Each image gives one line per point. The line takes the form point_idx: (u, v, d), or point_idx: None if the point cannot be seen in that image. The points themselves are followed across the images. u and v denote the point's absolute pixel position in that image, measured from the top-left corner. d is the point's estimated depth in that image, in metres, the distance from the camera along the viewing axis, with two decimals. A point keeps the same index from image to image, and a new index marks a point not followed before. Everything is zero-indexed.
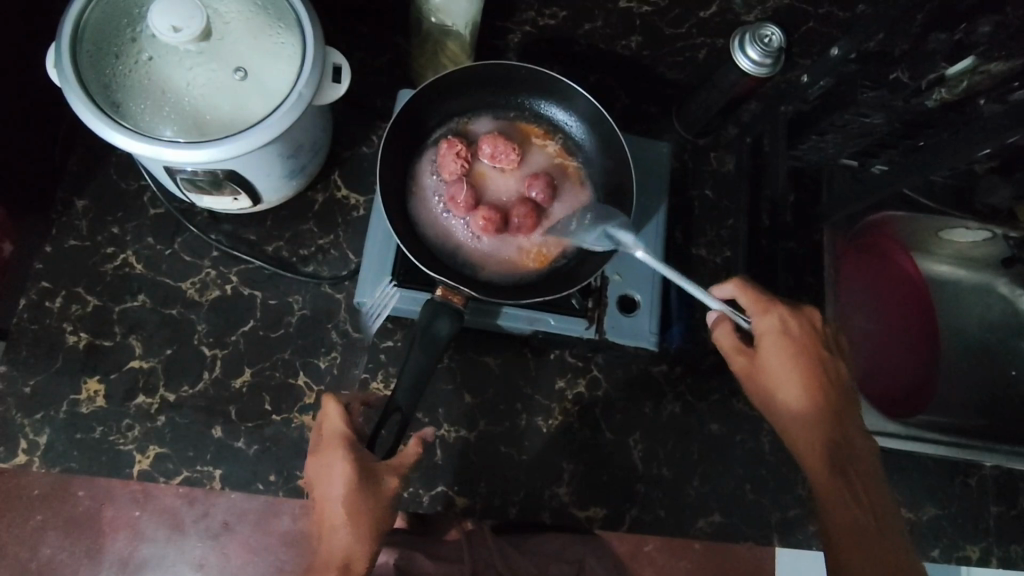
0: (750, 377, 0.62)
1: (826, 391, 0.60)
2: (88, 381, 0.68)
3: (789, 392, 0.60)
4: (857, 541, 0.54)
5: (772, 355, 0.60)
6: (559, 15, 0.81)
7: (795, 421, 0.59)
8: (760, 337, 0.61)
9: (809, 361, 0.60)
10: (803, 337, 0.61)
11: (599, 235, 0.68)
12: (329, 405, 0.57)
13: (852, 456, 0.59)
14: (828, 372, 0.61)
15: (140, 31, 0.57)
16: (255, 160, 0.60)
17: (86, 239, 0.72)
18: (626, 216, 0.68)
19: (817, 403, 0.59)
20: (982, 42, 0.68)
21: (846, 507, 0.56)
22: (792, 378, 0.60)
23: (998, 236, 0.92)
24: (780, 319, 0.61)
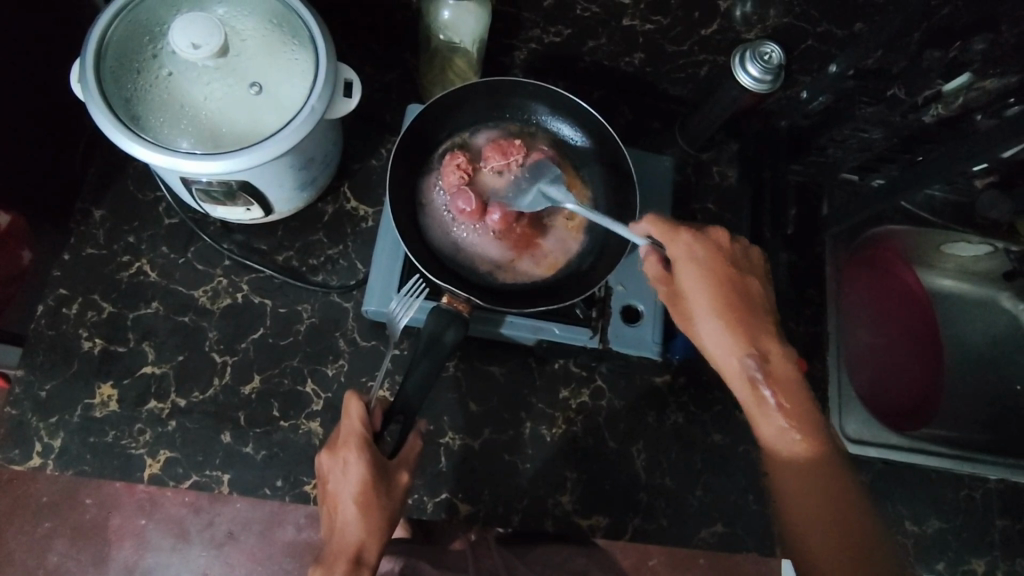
0: (675, 310, 0.60)
1: (750, 315, 0.58)
2: (102, 386, 0.70)
3: (710, 319, 0.57)
4: (798, 474, 0.54)
5: (691, 285, 0.58)
6: (564, 33, 0.81)
7: (724, 354, 0.57)
8: (678, 266, 0.59)
9: (727, 285, 0.58)
10: (718, 261, 0.59)
11: (535, 196, 0.70)
12: (351, 404, 0.58)
13: (791, 388, 0.56)
14: (747, 293, 0.59)
15: (161, 48, 0.60)
16: (268, 171, 0.62)
17: (104, 248, 0.74)
18: (557, 172, 0.71)
19: (740, 329, 0.57)
20: (976, 60, 0.68)
21: (782, 438, 0.55)
22: (712, 303, 0.57)
23: (999, 250, 0.92)
24: (690, 246, 0.59)
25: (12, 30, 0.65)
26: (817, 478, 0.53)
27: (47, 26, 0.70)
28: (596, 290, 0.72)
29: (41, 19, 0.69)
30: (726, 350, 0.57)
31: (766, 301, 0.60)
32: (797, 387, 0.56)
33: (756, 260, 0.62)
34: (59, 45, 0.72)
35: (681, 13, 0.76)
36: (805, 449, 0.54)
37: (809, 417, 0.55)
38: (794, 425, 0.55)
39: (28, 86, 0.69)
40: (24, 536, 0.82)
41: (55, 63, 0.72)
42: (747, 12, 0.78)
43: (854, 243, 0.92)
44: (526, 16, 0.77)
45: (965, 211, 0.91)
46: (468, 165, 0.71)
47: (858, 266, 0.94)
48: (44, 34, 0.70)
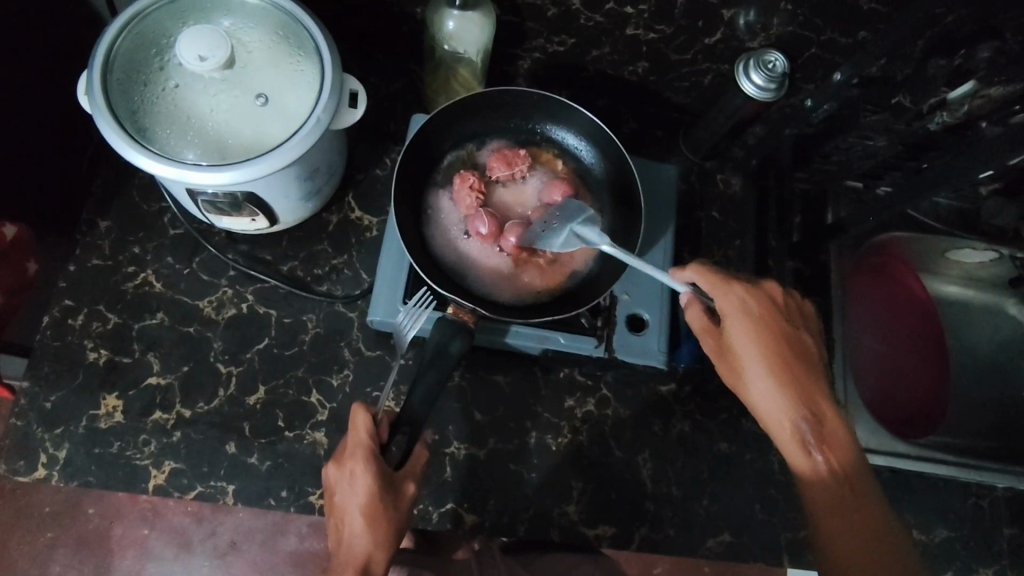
0: (721, 363, 0.59)
1: (801, 370, 0.57)
2: (107, 397, 0.70)
3: (760, 375, 0.56)
4: (846, 529, 0.54)
5: (740, 339, 0.57)
6: (568, 42, 0.78)
7: (775, 412, 0.56)
8: (728, 320, 0.58)
9: (779, 339, 0.57)
10: (770, 314, 0.58)
11: (567, 236, 0.69)
12: (359, 415, 0.59)
13: (842, 447, 0.55)
14: (797, 347, 0.58)
15: (168, 60, 0.60)
16: (273, 182, 0.62)
17: (108, 259, 0.74)
18: (592, 214, 0.69)
19: (792, 387, 0.56)
20: (982, 67, 0.69)
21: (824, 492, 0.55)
22: (763, 360, 0.56)
23: (1005, 257, 0.93)
24: (741, 299, 0.58)
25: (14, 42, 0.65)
26: (834, 506, 0.54)
27: (48, 37, 0.70)
28: (602, 299, 0.71)
29: (43, 31, 0.69)
30: (777, 409, 0.56)
31: (814, 353, 0.59)
32: (848, 444, 0.55)
33: (802, 308, 0.62)
34: (59, 56, 0.72)
35: (685, 21, 0.73)
36: (842, 482, 0.54)
37: (856, 469, 0.55)
38: (844, 482, 0.54)
39: (29, 98, 0.69)
40: (27, 546, 0.81)
41: (56, 73, 0.72)
42: (751, 21, 0.73)
43: (859, 250, 0.92)
44: (529, 26, 0.76)
45: (970, 219, 0.92)
46: (480, 185, 0.71)
47: (863, 273, 0.94)
48: (45, 47, 0.70)
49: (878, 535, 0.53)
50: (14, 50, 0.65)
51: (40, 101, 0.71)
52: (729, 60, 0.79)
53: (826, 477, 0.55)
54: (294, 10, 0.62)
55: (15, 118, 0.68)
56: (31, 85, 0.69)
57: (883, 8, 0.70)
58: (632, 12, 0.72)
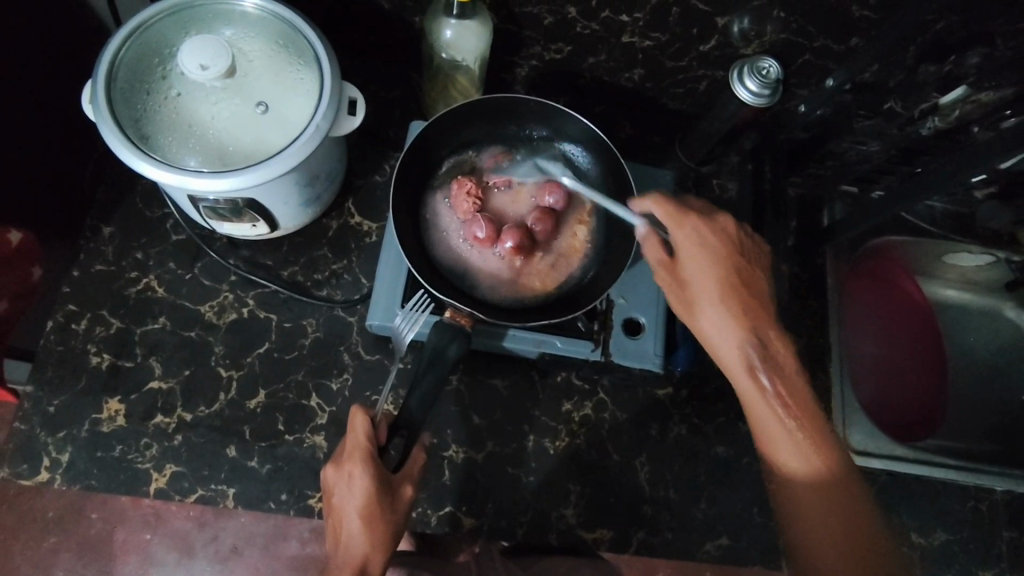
0: (675, 295, 0.61)
1: (750, 301, 0.59)
2: (110, 401, 0.71)
3: (711, 303, 0.59)
4: (791, 455, 0.54)
5: (693, 269, 0.60)
6: (564, 50, 0.79)
7: (723, 337, 0.58)
8: (682, 251, 0.61)
9: (729, 269, 0.60)
10: (723, 249, 0.61)
11: (529, 167, 0.76)
12: (357, 417, 0.59)
13: (789, 373, 0.57)
14: (749, 280, 0.61)
15: (170, 70, 0.61)
16: (274, 188, 0.63)
17: (112, 264, 0.75)
18: (557, 147, 0.77)
19: (741, 314, 0.58)
20: (971, 73, 0.70)
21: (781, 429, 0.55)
22: (713, 289, 0.59)
23: (1000, 259, 0.94)
24: (695, 230, 0.61)
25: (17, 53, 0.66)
26: (833, 506, 0.52)
27: (52, 48, 0.71)
28: (597, 303, 0.72)
29: (46, 40, 0.70)
30: (725, 333, 0.58)
31: (767, 289, 0.62)
32: (795, 375, 0.57)
33: (761, 250, 0.64)
34: (63, 65, 0.73)
35: (679, 29, 0.74)
36: (839, 486, 0.53)
37: (803, 395, 0.56)
38: (792, 407, 0.55)
39: (33, 107, 0.70)
40: (31, 551, 0.83)
41: (60, 82, 0.74)
42: (744, 28, 0.73)
43: (856, 254, 0.92)
44: (526, 34, 0.77)
45: (967, 222, 0.92)
46: (477, 191, 0.72)
47: (860, 276, 0.94)
48: (48, 56, 0.71)
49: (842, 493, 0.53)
50: (18, 60, 0.67)
51: (44, 109, 0.72)
52: (725, 67, 0.80)
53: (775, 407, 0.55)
54: (294, 20, 0.63)
55: (19, 127, 0.69)
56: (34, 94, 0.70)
57: (873, 15, 0.69)
58: (627, 21, 0.73)
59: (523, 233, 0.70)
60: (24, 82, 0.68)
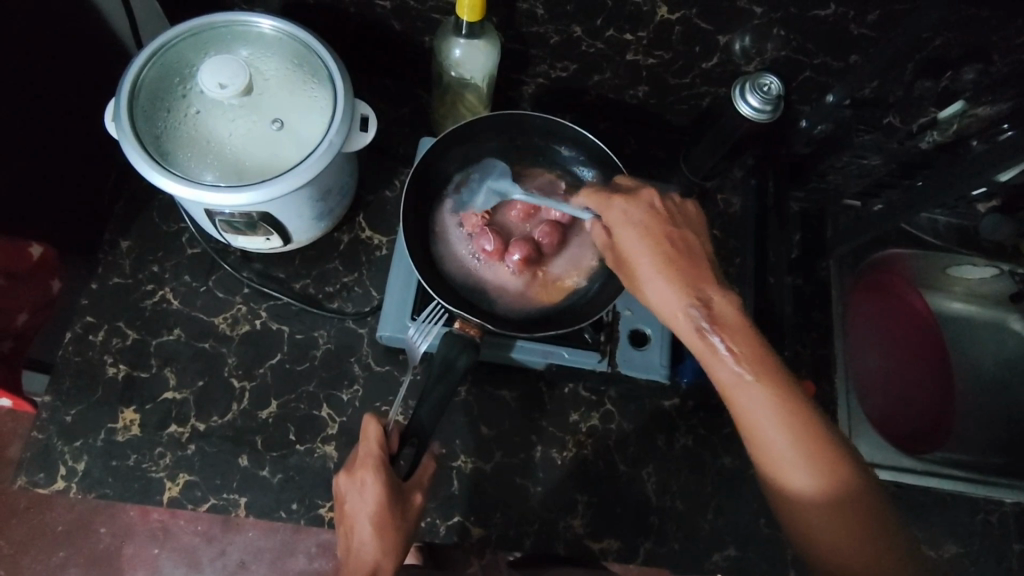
0: (623, 276, 0.62)
1: (690, 267, 0.59)
2: (125, 411, 0.72)
3: (651, 275, 0.59)
4: (757, 411, 0.53)
5: (631, 245, 0.61)
6: (570, 68, 0.82)
7: (667, 305, 0.58)
8: (618, 231, 0.62)
9: (662, 239, 0.61)
10: (654, 220, 0.62)
11: (486, 195, 0.76)
12: (370, 425, 0.61)
13: (741, 331, 0.56)
14: (685, 247, 0.61)
15: (190, 88, 0.63)
16: (287, 202, 0.65)
17: (129, 277, 0.77)
18: (502, 165, 0.77)
19: (680, 280, 0.58)
20: (967, 89, 0.73)
21: (745, 390, 0.54)
22: (650, 259, 0.60)
23: (1004, 272, 0.94)
24: (625, 211, 0.63)
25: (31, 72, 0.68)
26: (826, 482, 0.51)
27: (68, 68, 0.73)
28: (604, 314, 0.73)
29: (62, 61, 0.72)
30: (672, 302, 0.58)
31: (706, 252, 0.61)
32: (749, 332, 0.56)
33: (697, 217, 0.64)
34: (80, 85, 0.76)
35: (683, 47, 0.75)
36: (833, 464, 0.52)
37: (758, 353, 0.55)
38: (748, 366, 0.54)
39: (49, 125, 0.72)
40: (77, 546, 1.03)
41: (72, 103, 0.76)
42: (745, 46, 0.74)
43: (860, 266, 0.93)
44: (532, 52, 0.79)
45: (970, 235, 0.94)
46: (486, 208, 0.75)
47: (865, 289, 0.95)
48: (64, 76, 0.73)
49: (813, 444, 0.52)
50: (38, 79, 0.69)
51: (57, 127, 0.74)
52: (727, 83, 0.81)
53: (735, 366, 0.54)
54: (310, 40, 0.66)
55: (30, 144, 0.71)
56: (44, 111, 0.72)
57: (871, 33, 0.70)
58: (631, 39, 0.75)
59: (531, 245, 0.72)
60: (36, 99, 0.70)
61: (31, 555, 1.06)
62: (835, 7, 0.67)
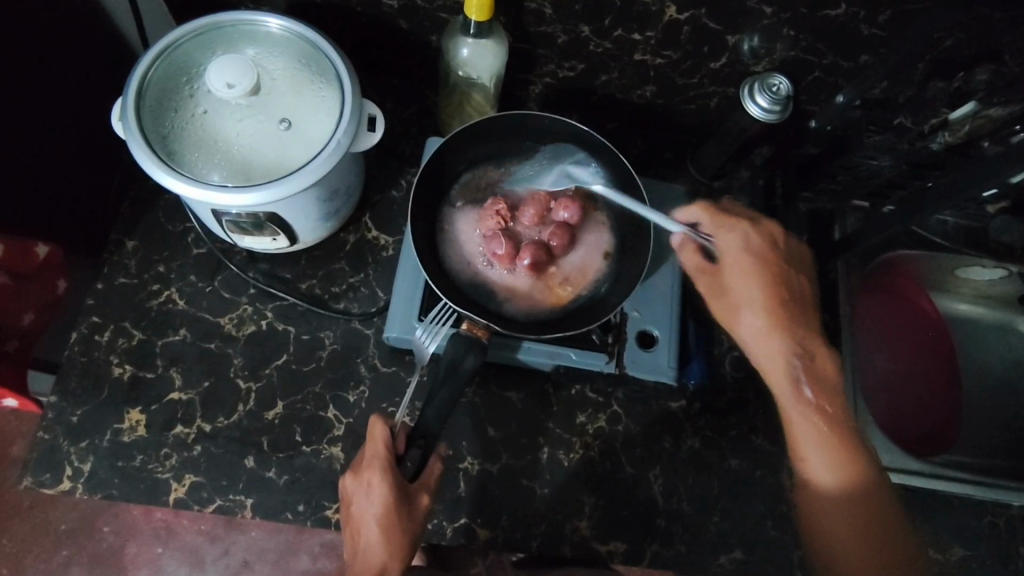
0: (718, 299, 0.67)
1: (790, 306, 0.66)
2: (131, 412, 0.72)
3: (751, 304, 0.65)
4: (809, 433, 0.62)
5: (737, 273, 0.66)
6: (577, 68, 0.81)
7: (759, 337, 0.65)
8: (725, 256, 0.67)
9: (770, 270, 0.66)
10: (767, 255, 0.67)
11: (556, 175, 0.76)
12: (376, 426, 0.60)
13: (822, 374, 0.64)
14: (789, 285, 0.67)
15: (197, 88, 0.63)
16: (294, 202, 0.65)
17: (134, 277, 0.77)
18: (580, 155, 0.77)
19: (778, 316, 0.65)
20: (980, 89, 0.73)
21: (808, 414, 0.62)
22: (755, 290, 0.66)
23: (1012, 274, 0.93)
24: (742, 239, 0.67)
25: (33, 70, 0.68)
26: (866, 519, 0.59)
27: (71, 67, 0.73)
28: (612, 316, 0.73)
29: (66, 60, 0.72)
30: (767, 335, 0.65)
31: (802, 289, 0.68)
32: (825, 368, 0.64)
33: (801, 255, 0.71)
34: (83, 84, 0.76)
35: (692, 47, 0.75)
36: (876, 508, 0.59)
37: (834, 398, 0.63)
38: (821, 408, 0.62)
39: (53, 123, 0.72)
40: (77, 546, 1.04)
41: (75, 102, 0.75)
42: (754, 46, 0.74)
43: (867, 266, 0.93)
44: (539, 52, 0.79)
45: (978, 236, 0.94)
46: (505, 212, 0.73)
47: (871, 290, 0.94)
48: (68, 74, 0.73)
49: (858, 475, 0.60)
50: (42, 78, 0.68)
51: (60, 125, 0.74)
52: (735, 83, 0.81)
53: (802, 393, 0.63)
54: (316, 39, 0.65)
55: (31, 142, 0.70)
56: (47, 110, 0.72)
57: (882, 33, 0.70)
58: (639, 39, 0.74)
59: (542, 248, 0.71)
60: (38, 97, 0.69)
61: (33, 553, 1.06)
62: (846, 7, 0.66)
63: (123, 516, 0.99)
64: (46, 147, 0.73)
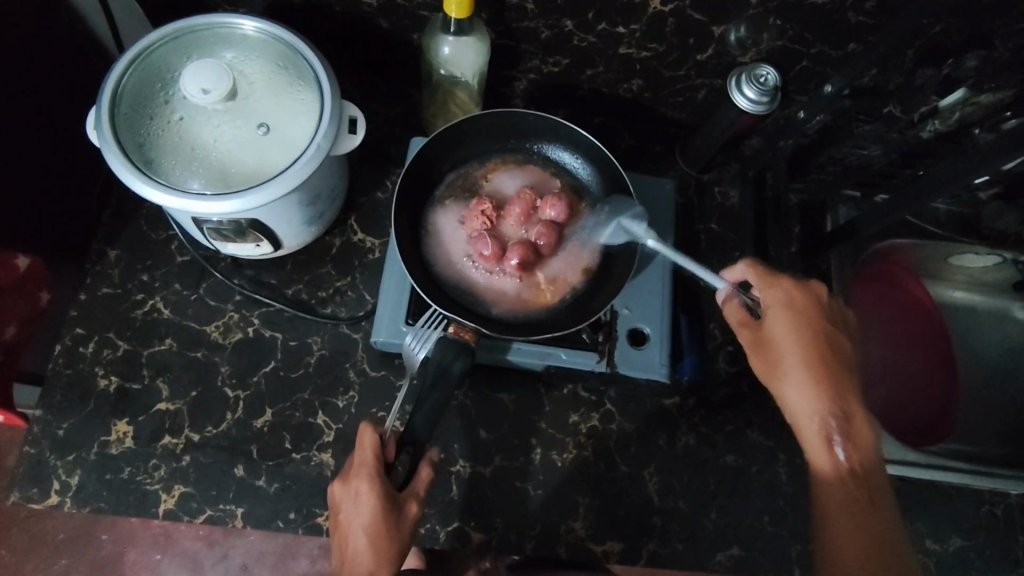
0: (758, 356, 0.63)
1: (836, 370, 0.61)
2: (118, 423, 0.71)
3: (794, 366, 0.61)
4: (842, 505, 0.58)
5: (782, 331, 0.62)
6: (562, 63, 0.80)
7: (802, 401, 0.60)
8: (768, 312, 0.63)
9: (818, 335, 0.62)
10: (813, 314, 0.62)
11: (615, 229, 0.72)
12: (365, 433, 0.60)
13: (862, 444, 0.60)
14: (835, 346, 0.63)
15: (173, 94, 0.62)
16: (276, 208, 0.64)
17: (118, 287, 0.76)
18: (639, 209, 0.72)
19: (822, 381, 0.60)
20: (970, 75, 0.71)
21: (842, 485, 0.59)
22: (797, 352, 0.61)
23: (1008, 260, 0.94)
24: (787, 295, 0.63)
25: (6, 80, 0.66)
26: None
27: (48, 75, 0.72)
28: (602, 314, 0.72)
29: (42, 68, 0.71)
30: (809, 400, 0.60)
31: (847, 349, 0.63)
32: (869, 442, 0.60)
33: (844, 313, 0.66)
34: (61, 92, 0.75)
35: (677, 39, 0.74)
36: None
37: (869, 468, 0.60)
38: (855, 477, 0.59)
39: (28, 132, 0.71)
40: (77, 551, 1.03)
41: (53, 111, 0.74)
42: (741, 36, 0.72)
43: (863, 254, 0.91)
44: (523, 48, 0.78)
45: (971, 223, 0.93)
46: (491, 212, 0.72)
47: (869, 278, 0.93)
48: (44, 82, 0.72)
49: (885, 556, 0.56)
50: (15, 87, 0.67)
51: (37, 135, 0.73)
52: (722, 75, 0.80)
53: (839, 466, 0.59)
54: (295, 42, 0.64)
55: (8, 154, 0.69)
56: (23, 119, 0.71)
57: (869, 20, 0.69)
58: (624, 32, 0.73)
59: (530, 248, 0.70)
60: (13, 107, 0.68)
61: (31, 562, 1.05)
62: None
63: (120, 525, 0.99)
64: (24, 157, 0.72)
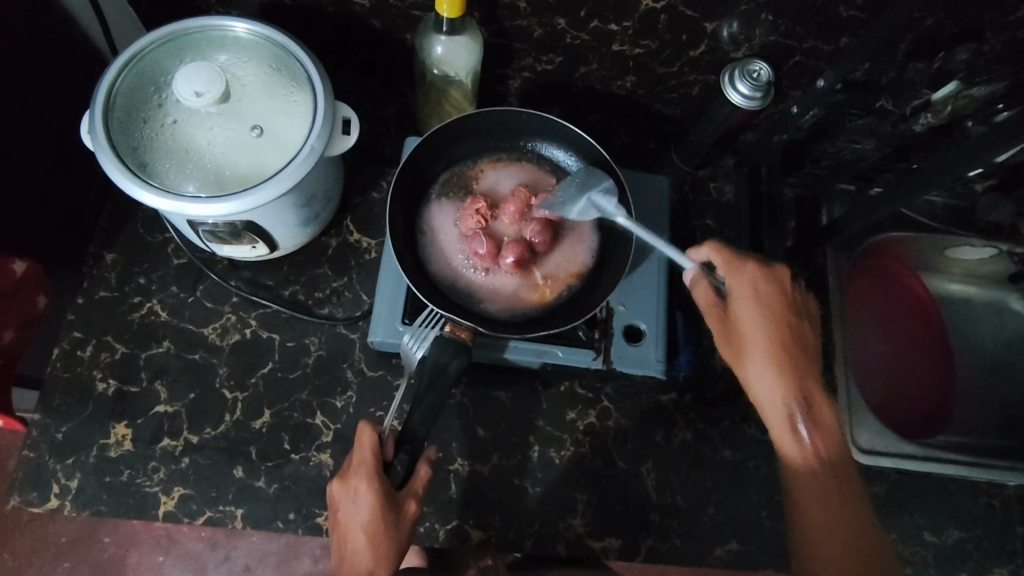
0: (725, 342, 0.63)
1: (800, 357, 0.62)
2: (117, 426, 0.71)
3: (758, 351, 0.61)
4: (810, 489, 0.59)
5: (747, 317, 0.62)
6: (555, 61, 0.80)
7: (766, 385, 0.61)
8: (734, 298, 0.63)
9: (782, 323, 0.62)
10: (778, 302, 0.63)
11: (585, 205, 0.71)
12: (364, 432, 0.60)
13: (827, 430, 0.60)
14: (799, 334, 0.63)
15: (166, 97, 0.62)
16: (270, 210, 0.64)
17: (115, 290, 0.76)
18: (611, 183, 0.71)
19: (785, 367, 0.61)
20: (961, 69, 0.71)
21: (806, 468, 0.59)
22: (762, 338, 0.62)
23: (1003, 252, 0.93)
24: (753, 281, 0.63)
25: None
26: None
27: (42, 79, 0.72)
28: (598, 311, 0.72)
29: (35, 72, 0.71)
30: (772, 386, 0.61)
31: (812, 339, 0.64)
32: (832, 428, 0.61)
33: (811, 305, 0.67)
34: (55, 97, 0.75)
35: (669, 36, 0.74)
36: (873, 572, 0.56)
37: (834, 454, 0.60)
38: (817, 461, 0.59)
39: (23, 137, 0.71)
40: (77, 554, 1.03)
41: (48, 115, 0.74)
42: (734, 32, 0.72)
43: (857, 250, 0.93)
44: (516, 46, 0.78)
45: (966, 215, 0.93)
46: (487, 211, 0.72)
47: (864, 272, 0.94)
48: (38, 87, 0.72)
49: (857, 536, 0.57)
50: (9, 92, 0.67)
51: (33, 140, 0.73)
52: (716, 71, 0.80)
53: (804, 450, 0.60)
54: (287, 43, 0.64)
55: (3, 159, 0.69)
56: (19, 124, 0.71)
57: (861, 14, 0.69)
58: (617, 29, 0.73)
59: (524, 245, 0.70)
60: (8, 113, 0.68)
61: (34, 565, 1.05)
62: None
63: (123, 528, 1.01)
64: (19, 162, 0.72)
